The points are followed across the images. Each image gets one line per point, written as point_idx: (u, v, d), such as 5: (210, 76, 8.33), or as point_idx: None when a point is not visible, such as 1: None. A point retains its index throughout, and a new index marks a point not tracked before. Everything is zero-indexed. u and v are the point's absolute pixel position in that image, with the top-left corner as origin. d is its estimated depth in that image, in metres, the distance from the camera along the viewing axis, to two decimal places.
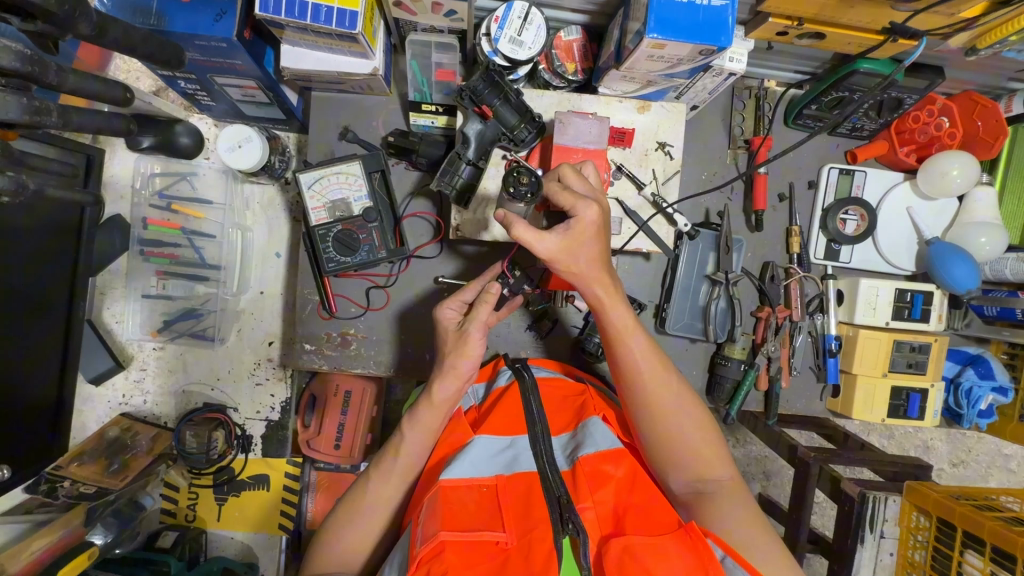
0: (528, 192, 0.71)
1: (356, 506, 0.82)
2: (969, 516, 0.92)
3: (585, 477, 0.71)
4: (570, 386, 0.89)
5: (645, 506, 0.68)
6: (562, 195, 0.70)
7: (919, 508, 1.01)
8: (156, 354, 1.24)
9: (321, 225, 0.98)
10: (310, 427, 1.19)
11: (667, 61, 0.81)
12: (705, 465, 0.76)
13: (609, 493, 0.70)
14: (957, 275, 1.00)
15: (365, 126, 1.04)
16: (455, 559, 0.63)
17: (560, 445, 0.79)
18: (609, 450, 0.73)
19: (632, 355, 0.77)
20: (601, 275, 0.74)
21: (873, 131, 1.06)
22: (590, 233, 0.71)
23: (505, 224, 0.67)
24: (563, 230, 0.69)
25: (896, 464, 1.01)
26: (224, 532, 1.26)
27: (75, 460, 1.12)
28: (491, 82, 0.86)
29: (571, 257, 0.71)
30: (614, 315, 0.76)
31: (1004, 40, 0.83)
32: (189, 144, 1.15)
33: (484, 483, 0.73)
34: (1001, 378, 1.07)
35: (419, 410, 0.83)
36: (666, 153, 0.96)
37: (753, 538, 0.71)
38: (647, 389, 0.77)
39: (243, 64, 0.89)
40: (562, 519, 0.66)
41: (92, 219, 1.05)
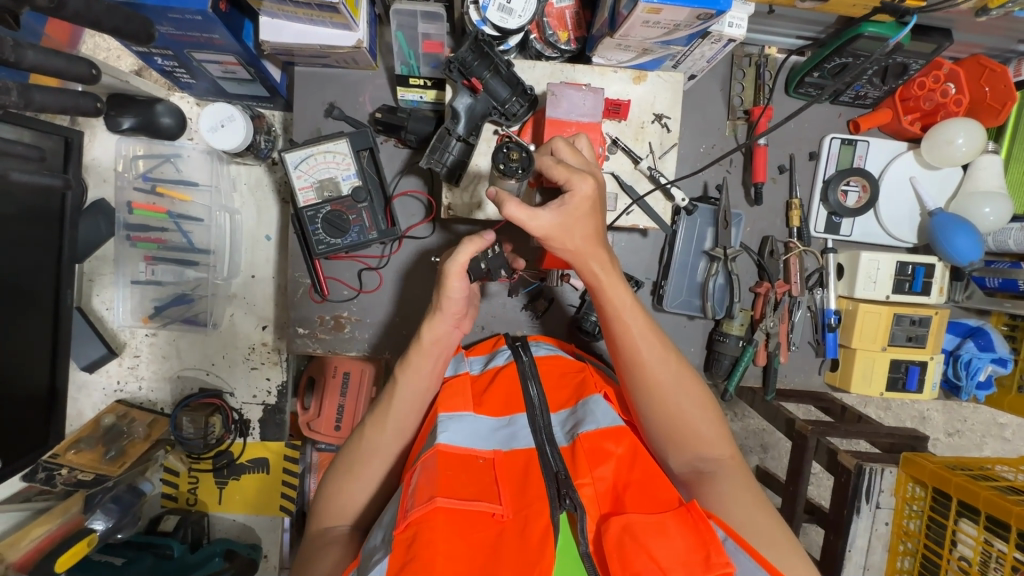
0: (520, 169, 0.68)
1: (355, 456, 0.82)
2: (966, 486, 0.93)
3: (584, 454, 0.70)
4: (570, 363, 0.88)
5: (645, 482, 0.67)
6: (556, 169, 0.68)
7: (915, 479, 1.01)
8: (148, 341, 1.23)
9: (310, 206, 0.96)
10: (310, 409, 1.19)
11: (663, 28, 0.77)
12: (704, 443, 0.76)
13: (609, 470, 0.70)
14: (959, 247, 0.98)
15: (352, 102, 1.01)
16: (447, 525, 0.63)
17: (560, 422, 0.78)
18: (610, 427, 0.72)
19: (630, 336, 0.76)
20: (596, 251, 0.72)
21: (877, 98, 1.03)
22: (583, 209, 0.69)
23: (497, 202, 0.66)
24: (557, 207, 0.68)
25: (891, 436, 1.03)
26: (226, 515, 1.26)
27: (72, 448, 1.10)
28: (480, 53, 0.83)
29: (565, 236, 0.70)
30: (611, 294, 0.75)
31: None
32: (171, 124, 1.11)
33: (481, 456, 0.73)
34: (1001, 350, 1.07)
35: (409, 355, 0.82)
36: (663, 126, 0.93)
37: (755, 518, 0.69)
38: (645, 368, 0.76)
39: (221, 39, 0.85)
40: (559, 495, 0.65)
41: (74, 203, 1.02)
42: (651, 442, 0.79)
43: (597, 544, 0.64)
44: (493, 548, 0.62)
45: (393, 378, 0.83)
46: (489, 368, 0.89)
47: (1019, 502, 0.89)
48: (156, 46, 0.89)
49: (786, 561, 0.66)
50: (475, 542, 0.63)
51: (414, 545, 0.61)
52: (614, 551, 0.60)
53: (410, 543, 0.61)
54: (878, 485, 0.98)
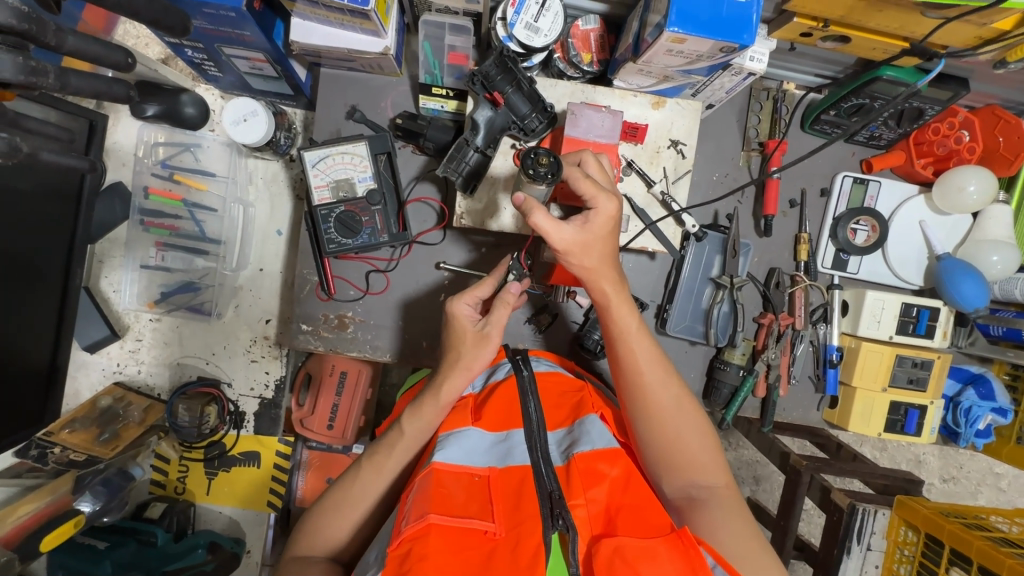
0: (548, 173, 0.69)
1: (342, 500, 0.81)
2: (959, 534, 0.92)
3: (578, 474, 0.70)
4: (567, 379, 0.88)
5: (638, 507, 0.67)
6: (583, 184, 0.69)
7: (908, 522, 1.00)
8: (152, 326, 1.22)
9: (324, 205, 0.98)
10: (305, 406, 1.20)
11: (685, 57, 0.74)
12: (699, 469, 0.75)
13: (603, 492, 0.70)
14: (965, 293, 0.99)
15: (374, 107, 1.02)
16: (440, 542, 0.63)
17: (556, 440, 0.78)
18: (606, 449, 0.72)
19: (633, 356, 0.77)
20: (608, 271, 0.74)
21: (891, 140, 1.05)
22: (605, 227, 0.71)
23: (524, 210, 0.68)
24: (580, 223, 0.70)
25: (886, 478, 1.03)
26: (213, 507, 1.25)
27: (66, 427, 1.09)
28: (504, 68, 0.85)
29: (583, 252, 0.71)
30: (618, 313, 0.76)
31: None
32: (194, 114, 1.13)
33: (477, 473, 0.73)
34: (1002, 400, 1.07)
35: (421, 403, 0.82)
36: (678, 152, 0.94)
37: (742, 548, 0.69)
38: (649, 391, 0.76)
39: (252, 36, 0.87)
40: (552, 514, 0.66)
41: (92, 186, 1.04)
42: (646, 466, 0.79)
43: (588, 565, 0.64)
44: (482, 565, 0.62)
45: (399, 424, 0.83)
46: (490, 384, 0.89)
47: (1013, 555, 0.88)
48: (188, 39, 0.91)
49: None
50: (468, 560, 0.63)
51: (406, 561, 0.61)
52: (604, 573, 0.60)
53: (401, 561, 0.62)
54: (870, 527, 0.98)
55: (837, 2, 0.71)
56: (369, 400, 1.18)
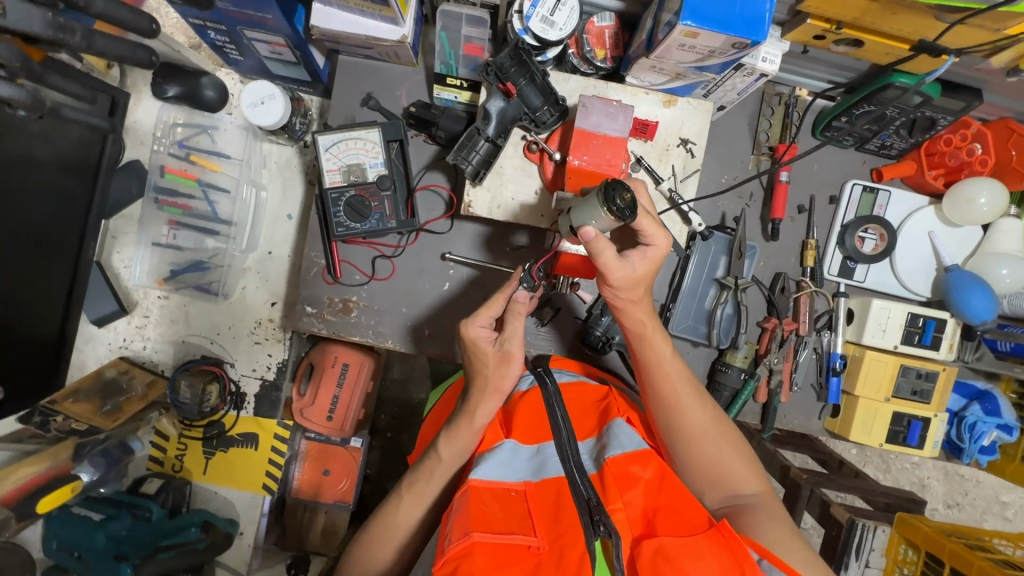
0: (627, 210, 0.71)
1: (386, 527, 0.83)
2: (959, 553, 0.97)
3: (613, 479, 0.71)
4: (591, 389, 0.89)
5: (675, 507, 0.69)
6: (644, 222, 0.75)
7: (908, 541, 1.06)
8: (160, 303, 1.23)
9: (335, 188, 0.99)
10: (305, 396, 1.22)
11: (698, 52, 0.75)
12: (735, 479, 0.80)
13: (638, 495, 0.71)
14: (974, 306, 0.98)
15: (389, 95, 1.03)
16: (486, 559, 0.65)
17: (587, 450, 0.78)
18: (637, 451, 0.73)
19: (668, 382, 0.83)
20: (647, 307, 0.82)
21: (902, 150, 1.05)
22: (654, 264, 0.78)
23: (595, 250, 0.72)
24: (638, 258, 0.76)
25: (888, 496, 1.06)
26: (209, 487, 1.26)
27: (70, 397, 1.08)
28: (518, 61, 0.87)
29: (631, 288, 0.78)
30: (654, 343, 0.83)
31: None
32: (213, 98, 1.16)
33: (513, 488, 0.73)
34: (1008, 417, 1.06)
35: (455, 428, 0.82)
36: (687, 150, 0.94)
37: (790, 543, 0.74)
38: (682, 406, 0.82)
39: (274, 18, 0.89)
40: (593, 521, 0.66)
41: (110, 160, 1.07)
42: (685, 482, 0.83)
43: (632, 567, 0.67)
44: None
45: (436, 450, 0.83)
46: (515, 395, 0.88)
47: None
48: (211, 20, 0.93)
49: None
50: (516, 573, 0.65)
51: None
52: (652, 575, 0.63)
53: None
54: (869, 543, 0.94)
55: (851, 3, 0.72)
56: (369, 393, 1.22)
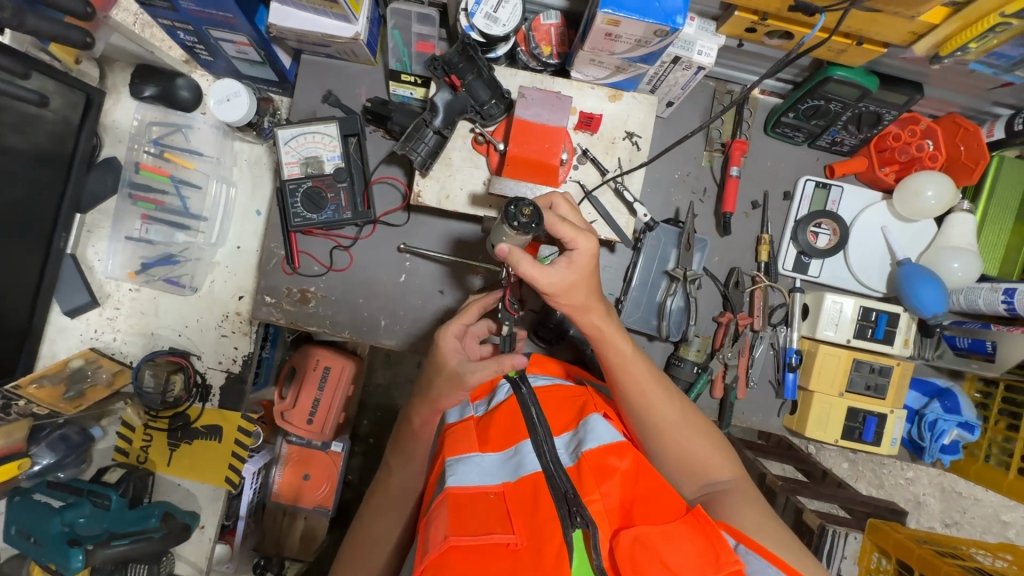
0: (531, 223, 0.70)
1: (361, 545, 0.93)
2: (927, 559, 1.04)
3: (590, 470, 0.68)
4: (565, 387, 0.85)
5: (652, 496, 0.67)
6: (562, 227, 0.71)
7: (879, 547, 1.15)
8: (131, 296, 1.25)
9: (293, 179, 1.03)
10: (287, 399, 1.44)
11: (626, 42, 0.78)
12: (710, 468, 0.78)
13: (616, 486, 0.68)
14: (925, 299, 0.97)
15: (349, 93, 1.07)
16: (464, 564, 0.63)
17: (564, 445, 0.75)
18: (613, 443, 0.70)
19: (630, 377, 0.79)
20: (597, 305, 0.76)
21: (853, 146, 1.05)
22: (587, 266, 0.72)
23: (512, 261, 0.69)
24: (566, 265, 0.71)
25: (865, 505, 1.19)
26: (173, 479, 1.27)
27: (35, 381, 1.13)
28: (466, 56, 0.88)
29: (568, 295, 0.72)
30: (613, 341, 0.78)
31: (966, 48, 0.76)
32: (188, 98, 1.21)
33: (491, 490, 0.71)
34: (968, 414, 1.04)
35: (402, 440, 0.93)
36: (633, 143, 0.96)
37: (771, 530, 0.70)
38: (650, 401, 0.79)
39: (235, 18, 0.93)
40: (570, 513, 0.65)
41: (83, 155, 1.12)
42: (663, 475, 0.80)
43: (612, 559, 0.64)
44: None
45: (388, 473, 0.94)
46: (492, 406, 0.83)
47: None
48: (178, 20, 0.98)
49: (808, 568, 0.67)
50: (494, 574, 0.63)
51: None
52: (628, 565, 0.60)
53: None
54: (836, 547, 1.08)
55: None
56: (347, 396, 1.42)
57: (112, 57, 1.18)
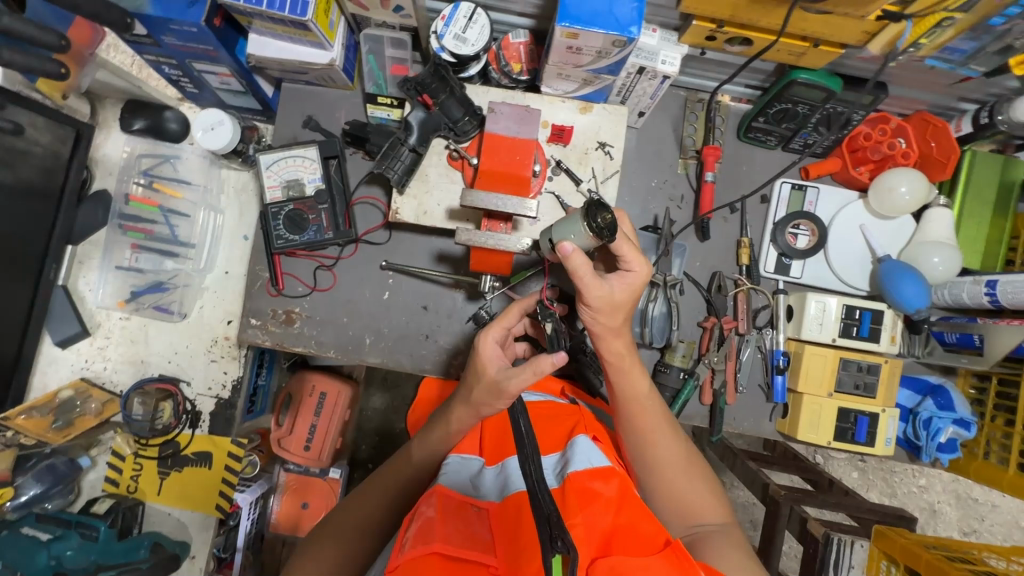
0: (606, 232, 0.66)
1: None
2: (934, 564, 1.00)
3: (572, 494, 0.64)
4: (559, 410, 0.84)
5: (634, 526, 0.62)
6: (625, 249, 0.67)
7: (887, 556, 1.14)
8: (121, 324, 1.26)
9: (275, 203, 1.05)
10: (283, 427, 1.43)
11: (589, 54, 0.81)
12: (698, 510, 0.75)
13: (599, 513, 0.63)
14: (907, 294, 0.97)
15: (329, 117, 1.10)
16: None
17: (550, 465, 0.72)
18: (601, 467, 0.67)
19: (636, 409, 0.76)
20: (621, 337, 0.72)
21: (826, 147, 1.07)
22: (632, 293, 0.69)
23: (570, 260, 0.63)
24: (615, 283, 0.67)
25: (871, 511, 1.18)
26: (162, 508, 1.25)
27: (23, 413, 1.13)
28: (439, 78, 0.91)
29: (610, 314, 0.69)
30: (630, 374, 0.75)
31: (917, 43, 0.78)
32: (176, 130, 1.24)
33: (476, 504, 0.70)
34: (962, 411, 1.02)
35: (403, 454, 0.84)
36: (606, 153, 0.98)
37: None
38: (653, 437, 0.76)
39: (215, 50, 0.97)
40: (550, 537, 0.58)
41: (73, 189, 1.15)
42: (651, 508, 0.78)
43: None
44: None
45: (409, 446, 0.84)
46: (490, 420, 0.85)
47: None
48: (162, 55, 1.02)
49: None
50: None
51: None
52: None
53: None
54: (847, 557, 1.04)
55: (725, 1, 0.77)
56: (344, 420, 1.43)
57: (101, 92, 1.23)
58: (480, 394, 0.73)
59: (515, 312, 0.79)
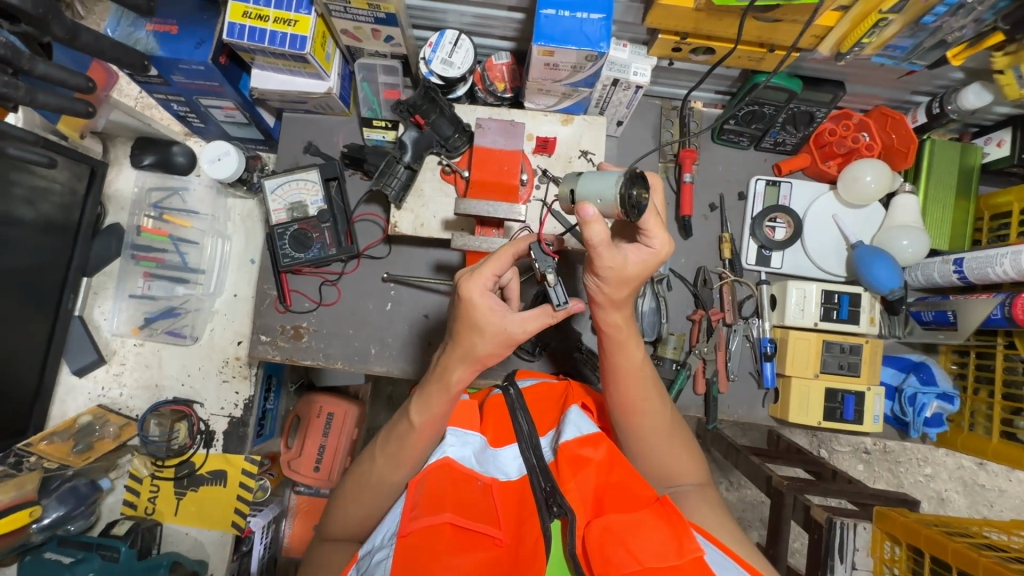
0: (637, 206, 0.68)
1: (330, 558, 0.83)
2: (934, 538, 1.04)
3: (566, 463, 0.70)
4: (552, 385, 0.88)
5: (623, 485, 0.70)
6: (652, 224, 0.70)
7: (891, 536, 1.14)
8: (135, 350, 1.32)
9: (280, 224, 1.11)
10: (293, 449, 1.47)
11: (565, 69, 0.88)
12: (676, 473, 0.82)
13: (590, 477, 0.71)
14: (879, 276, 1.03)
15: (327, 142, 1.17)
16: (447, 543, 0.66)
17: (548, 444, 0.79)
18: (589, 434, 0.73)
19: (628, 384, 0.79)
20: (620, 310, 0.75)
21: (795, 145, 1.13)
22: (648, 266, 0.71)
23: (591, 225, 0.65)
24: (636, 255, 0.70)
25: (873, 497, 1.20)
26: (179, 528, 1.29)
27: (45, 439, 1.19)
28: (429, 99, 0.99)
29: (617, 287, 0.71)
30: (624, 351, 0.78)
31: (861, 42, 0.86)
32: (184, 162, 1.30)
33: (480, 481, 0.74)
34: (945, 386, 1.07)
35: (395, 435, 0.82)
36: (588, 160, 1.04)
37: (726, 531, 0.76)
38: (640, 409, 0.80)
39: (221, 86, 1.05)
40: (547, 503, 0.68)
41: (89, 224, 1.21)
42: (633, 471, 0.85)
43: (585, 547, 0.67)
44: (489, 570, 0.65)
45: (408, 416, 0.80)
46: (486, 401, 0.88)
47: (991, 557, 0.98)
48: (171, 93, 1.10)
49: (758, 563, 0.73)
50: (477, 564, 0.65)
51: (418, 553, 0.64)
52: (596, 553, 0.63)
53: (413, 551, 0.65)
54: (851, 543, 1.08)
55: (686, 16, 0.85)
56: (354, 438, 1.47)
57: (113, 132, 1.31)
58: (486, 347, 0.73)
59: (507, 255, 0.74)
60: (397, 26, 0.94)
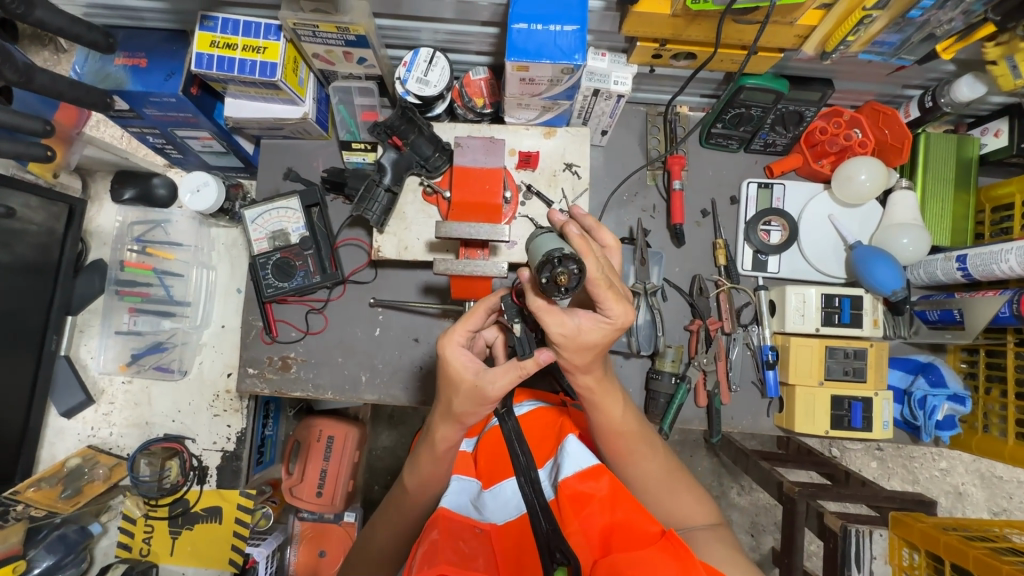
0: (569, 287, 0.61)
1: None
2: (953, 545, 0.99)
3: (567, 501, 0.68)
4: (548, 414, 0.85)
5: (629, 521, 0.67)
6: (605, 292, 0.63)
7: (908, 542, 1.10)
8: (124, 388, 1.29)
9: (262, 254, 1.09)
10: (294, 474, 1.42)
11: (542, 83, 0.86)
12: (685, 514, 0.80)
13: (594, 513, 0.68)
14: (880, 278, 0.99)
15: (307, 167, 1.15)
16: None
17: (548, 475, 0.76)
18: (589, 467, 0.70)
19: (617, 428, 0.77)
20: (596, 367, 0.71)
21: (786, 145, 1.11)
22: (606, 333, 0.66)
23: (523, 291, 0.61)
24: (591, 321, 0.65)
25: (891, 500, 1.11)
26: (177, 568, 1.26)
27: (33, 485, 1.16)
28: (406, 119, 0.95)
29: (578, 352, 0.67)
30: (606, 405, 0.76)
31: (847, 39, 0.83)
32: (165, 195, 1.29)
33: (478, 526, 0.71)
34: (955, 386, 1.03)
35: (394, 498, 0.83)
36: (573, 173, 1.02)
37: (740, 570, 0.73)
38: (632, 454, 0.79)
39: (195, 117, 1.02)
40: (549, 550, 0.66)
41: (69, 263, 1.19)
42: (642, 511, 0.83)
43: None
44: None
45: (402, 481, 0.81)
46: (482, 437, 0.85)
47: (1010, 561, 0.94)
48: (145, 126, 1.08)
49: None
50: None
51: None
52: None
53: None
54: (868, 551, 1.01)
55: (663, 21, 0.82)
56: (355, 461, 1.42)
57: (92, 168, 1.29)
58: (461, 404, 0.70)
59: (481, 311, 0.72)
60: (369, 48, 0.92)
